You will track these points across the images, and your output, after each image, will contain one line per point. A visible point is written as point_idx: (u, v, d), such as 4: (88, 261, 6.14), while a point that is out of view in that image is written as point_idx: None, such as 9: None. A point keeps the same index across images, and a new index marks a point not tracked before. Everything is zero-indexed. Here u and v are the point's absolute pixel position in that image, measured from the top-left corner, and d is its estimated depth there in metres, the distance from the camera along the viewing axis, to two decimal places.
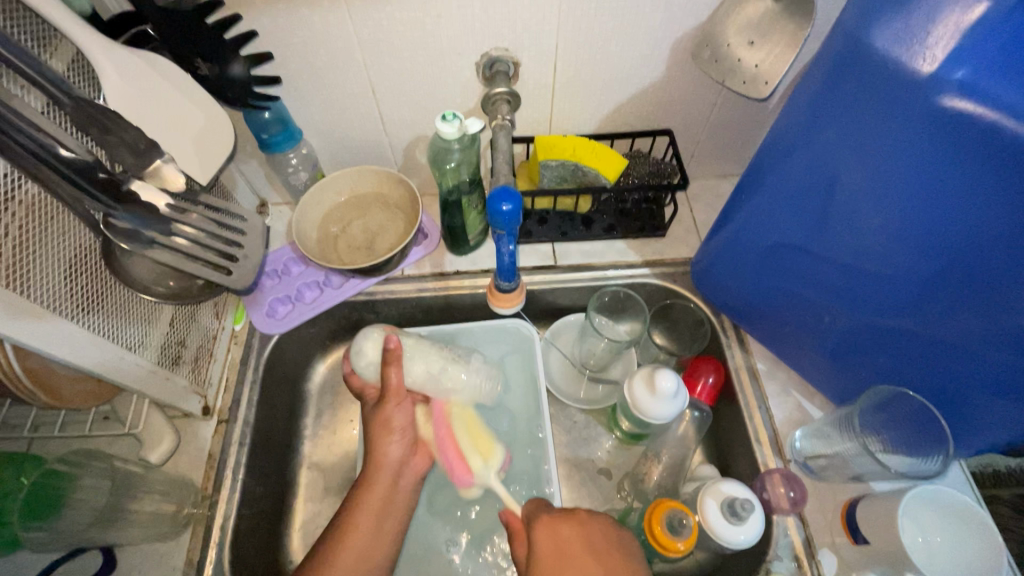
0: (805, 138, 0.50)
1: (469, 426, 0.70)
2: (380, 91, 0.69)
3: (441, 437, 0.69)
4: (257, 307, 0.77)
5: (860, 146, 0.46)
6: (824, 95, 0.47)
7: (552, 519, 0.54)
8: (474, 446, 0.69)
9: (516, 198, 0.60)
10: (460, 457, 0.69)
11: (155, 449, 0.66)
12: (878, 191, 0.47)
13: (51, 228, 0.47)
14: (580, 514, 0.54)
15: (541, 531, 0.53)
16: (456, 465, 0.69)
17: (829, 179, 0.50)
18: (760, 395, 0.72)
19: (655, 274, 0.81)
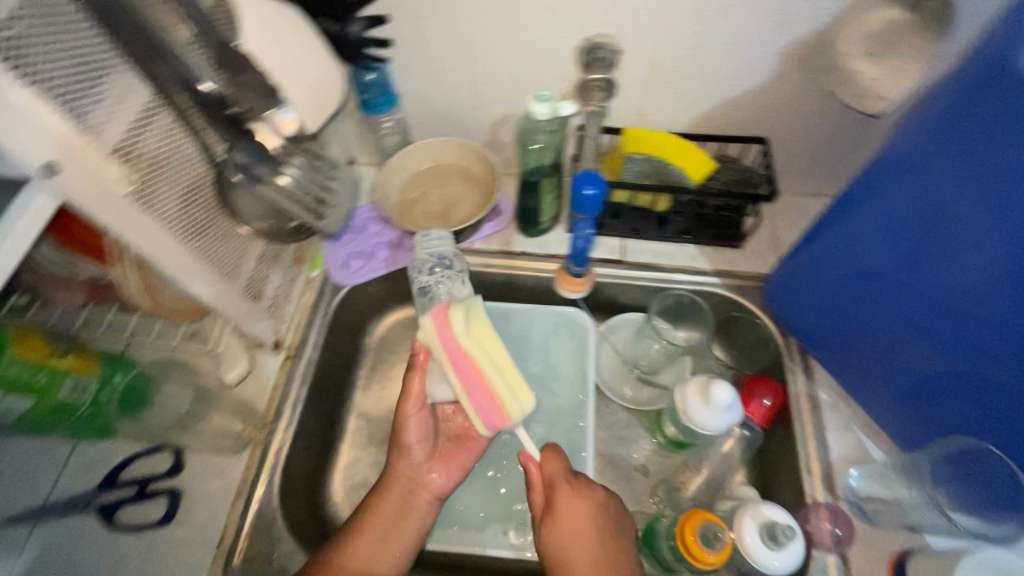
0: (915, 163, 0.48)
1: (495, 359, 0.60)
2: (479, 66, 0.70)
3: (470, 378, 0.59)
4: (334, 259, 0.81)
5: (977, 178, 0.43)
6: (949, 118, 0.44)
7: (574, 493, 0.61)
8: (512, 391, 0.59)
9: (600, 181, 0.60)
10: (496, 405, 0.59)
11: (230, 370, 0.71)
12: (991, 229, 0.44)
13: (177, 156, 0.52)
14: (589, 491, 0.61)
15: (560, 497, 0.60)
16: (491, 411, 0.59)
17: (939, 212, 0.47)
18: (817, 426, 0.69)
19: (724, 284, 0.79)
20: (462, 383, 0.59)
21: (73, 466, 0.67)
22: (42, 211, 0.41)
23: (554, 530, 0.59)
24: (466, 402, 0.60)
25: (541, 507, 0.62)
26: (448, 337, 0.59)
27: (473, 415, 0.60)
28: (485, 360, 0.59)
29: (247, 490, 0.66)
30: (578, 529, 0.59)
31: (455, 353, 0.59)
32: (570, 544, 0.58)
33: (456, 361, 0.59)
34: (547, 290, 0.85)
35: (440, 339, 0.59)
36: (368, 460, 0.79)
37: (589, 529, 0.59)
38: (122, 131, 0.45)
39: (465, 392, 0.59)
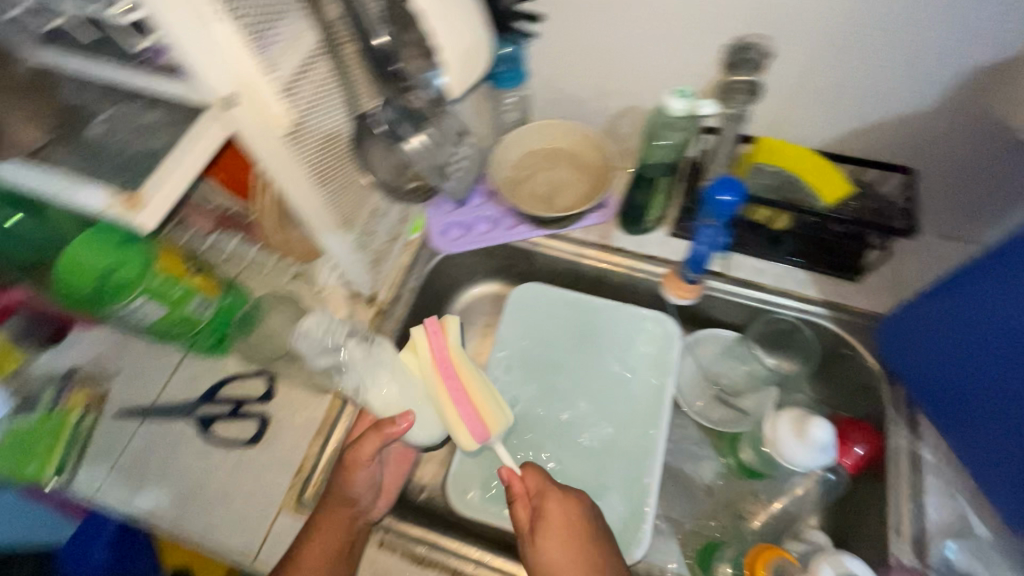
0: None
1: (477, 377, 0.72)
2: (615, 54, 0.69)
3: (457, 388, 0.70)
4: (435, 225, 0.83)
5: None
6: None
7: (563, 501, 0.60)
8: (494, 403, 0.70)
9: (738, 189, 0.59)
10: (482, 413, 0.69)
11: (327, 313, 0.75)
12: None
13: (327, 104, 0.54)
14: (578, 499, 0.61)
15: (550, 506, 0.59)
16: (477, 420, 0.68)
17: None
18: (915, 486, 0.64)
19: (832, 317, 0.74)
20: (449, 392, 0.69)
21: (181, 376, 0.73)
22: (215, 142, 0.44)
23: (545, 542, 0.57)
24: (452, 412, 0.69)
25: (526, 521, 0.59)
26: (441, 345, 0.72)
27: (458, 426, 0.68)
28: (472, 373, 0.72)
29: (327, 430, 0.70)
30: (569, 537, 0.57)
31: (444, 364, 0.71)
32: (562, 554, 0.56)
33: (446, 372, 0.70)
34: (638, 291, 0.83)
35: (433, 351, 0.71)
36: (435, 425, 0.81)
37: (578, 538, 0.58)
38: (290, 72, 0.47)
39: (451, 403, 0.69)
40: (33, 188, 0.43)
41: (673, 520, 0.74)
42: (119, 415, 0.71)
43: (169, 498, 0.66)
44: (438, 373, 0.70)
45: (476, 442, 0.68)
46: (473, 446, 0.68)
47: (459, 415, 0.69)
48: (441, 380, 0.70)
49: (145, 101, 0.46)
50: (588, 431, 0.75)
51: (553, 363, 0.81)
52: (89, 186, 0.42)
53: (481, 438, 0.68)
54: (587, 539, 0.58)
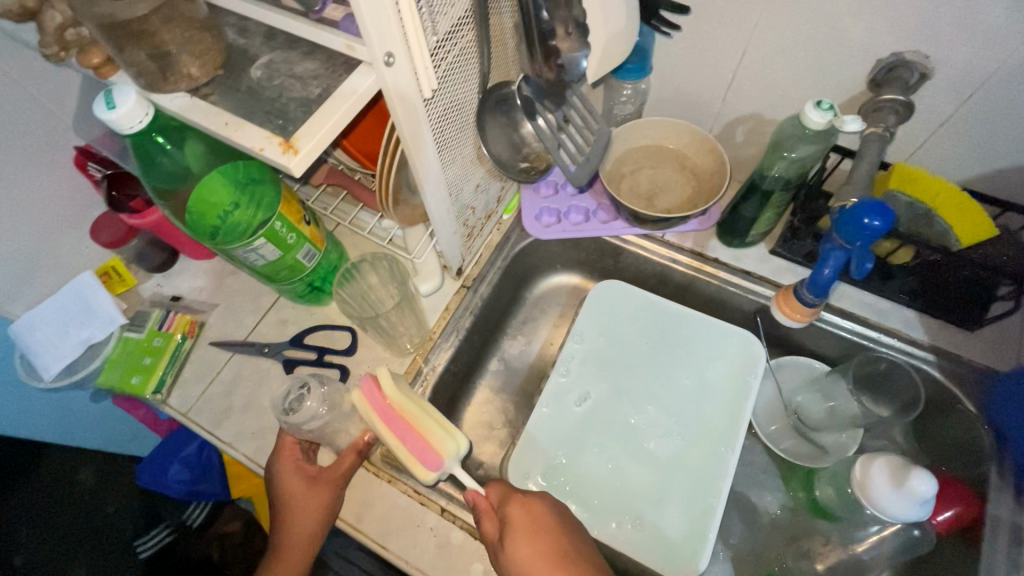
0: None
1: (423, 409, 0.62)
2: (750, 56, 0.66)
3: (403, 428, 0.60)
4: (529, 208, 0.82)
5: None
6: None
7: (525, 502, 0.57)
8: (444, 428, 0.62)
9: (887, 216, 0.55)
10: (431, 441, 0.60)
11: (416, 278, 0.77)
12: None
13: (463, 72, 0.55)
14: (540, 497, 0.58)
15: (512, 510, 0.57)
16: (428, 448, 0.60)
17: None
18: (1011, 560, 0.59)
19: (940, 366, 0.69)
20: (396, 435, 0.60)
21: (272, 318, 0.77)
22: (365, 96, 0.45)
23: (511, 544, 0.54)
24: (401, 449, 0.60)
25: (496, 533, 0.57)
26: (378, 398, 0.61)
27: (409, 461, 0.60)
28: (416, 409, 0.62)
29: None
30: (533, 535, 0.54)
31: (383, 405, 0.61)
32: (532, 553, 0.53)
33: (389, 417, 0.60)
34: (724, 305, 0.80)
35: (370, 400, 0.61)
36: (500, 404, 0.82)
37: (542, 536, 0.55)
38: (442, 35, 0.47)
39: (399, 440, 0.60)
40: (195, 123, 0.45)
41: (730, 545, 0.71)
42: (211, 345, 0.75)
43: (247, 432, 0.69)
44: (379, 421, 0.60)
45: (433, 473, 0.60)
46: (431, 479, 0.59)
47: (410, 452, 0.60)
48: (384, 426, 0.60)
49: (302, 51, 0.48)
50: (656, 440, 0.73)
51: (627, 364, 0.79)
52: (248, 126, 0.43)
53: (437, 467, 0.60)
54: (552, 533, 0.55)
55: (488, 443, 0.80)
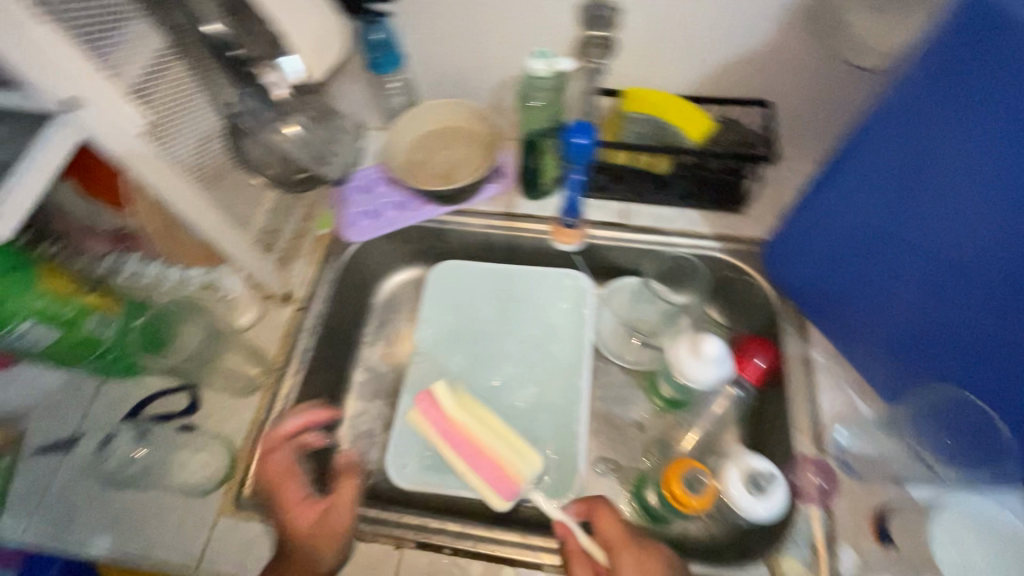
0: (896, 117, 0.49)
1: (488, 422, 0.71)
2: (480, 26, 0.72)
3: (467, 451, 0.69)
4: (343, 217, 0.84)
5: (960, 121, 0.44)
6: (925, 81, 0.45)
7: (642, 559, 0.56)
8: (518, 453, 0.69)
9: (589, 132, 0.65)
10: (507, 470, 0.68)
11: (243, 314, 0.76)
12: (976, 166, 0.44)
13: (191, 105, 0.56)
14: (657, 550, 0.57)
15: (626, 566, 0.56)
16: (500, 476, 0.67)
17: (935, 149, 0.47)
18: (810, 385, 0.68)
19: (725, 249, 0.79)
20: (466, 459, 0.69)
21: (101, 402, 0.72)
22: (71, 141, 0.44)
23: None
24: (475, 476, 0.68)
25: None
26: (439, 417, 0.71)
27: (484, 487, 0.67)
28: (483, 431, 0.70)
29: (256, 431, 0.70)
30: None
31: (454, 431, 0.70)
32: None
33: (452, 440, 0.70)
34: (547, 253, 0.86)
35: (436, 430, 0.70)
36: (374, 412, 0.83)
37: None
38: (139, 72, 0.48)
39: (473, 470, 0.68)
40: None
41: None
42: (38, 452, 0.69)
43: (100, 525, 0.64)
44: (445, 443, 0.70)
45: (509, 499, 0.66)
46: (506, 505, 0.66)
47: (485, 482, 0.67)
48: (451, 449, 0.70)
49: None
50: (516, 392, 0.78)
51: (478, 333, 0.83)
52: None
53: (512, 494, 0.67)
54: None
55: (370, 452, 0.80)
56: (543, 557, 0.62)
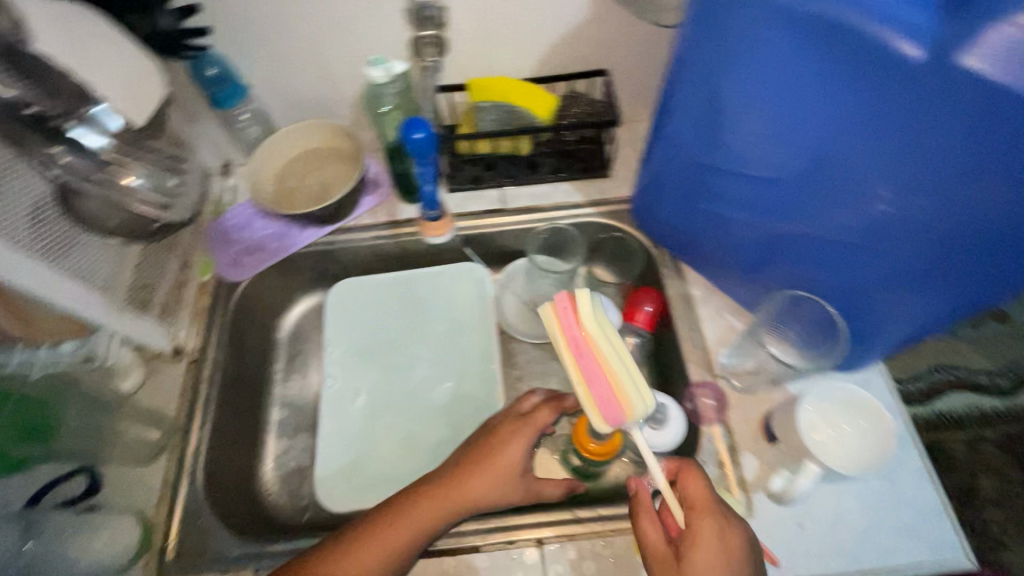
0: (684, 60, 0.52)
1: (619, 350, 0.58)
2: (315, 43, 0.74)
3: (591, 365, 0.57)
4: (222, 259, 0.82)
5: (729, 54, 0.47)
6: (693, 20, 0.48)
7: (723, 529, 0.52)
8: (633, 380, 0.57)
9: (426, 126, 0.67)
10: (616, 391, 0.56)
11: (126, 379, 0.72)
12: (753, 92, 0.47)
13: (11, 175, 0.55)
14: (738, 527, 0.53)
15: (704, 529, 0.52)
16: (613, 400, 0.56)
17: (710, 86, 0.51)
18: (693, 318, 0.74)
19: (600, 213, 0.83)
20: (582, 369, 0.57)
21: None
22: None
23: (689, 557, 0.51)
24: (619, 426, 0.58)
25: (661, 539, 0.53)
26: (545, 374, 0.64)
27: (589, 404, 0.57)
28: (612, 350, 0.58)
29: (170, 494, 0.67)
30: (720, 561, 0.50)
31: None
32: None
33: (579, 349, 0.58)
34: (440, 252, 0.88)
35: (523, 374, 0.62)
36: (299, 446, 0.82)
37: (720, 561, 0.50)
38: None
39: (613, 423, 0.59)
40: None
41: None
42: None
43: None
44: (570, 353, 0.58)
45: (612, 424, 0.56)
46: (609, 432, 0.56)
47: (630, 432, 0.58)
48: (574, 360, 0.58)
49: None
50: (433, 390, 0.79)
51: (389, 342, 0.84)
52: None
53: (619, 421, 0.56)
54: (739, 563, 0.50)
55: (301, 485, 0.79)
56: (477, 539, 0.63)
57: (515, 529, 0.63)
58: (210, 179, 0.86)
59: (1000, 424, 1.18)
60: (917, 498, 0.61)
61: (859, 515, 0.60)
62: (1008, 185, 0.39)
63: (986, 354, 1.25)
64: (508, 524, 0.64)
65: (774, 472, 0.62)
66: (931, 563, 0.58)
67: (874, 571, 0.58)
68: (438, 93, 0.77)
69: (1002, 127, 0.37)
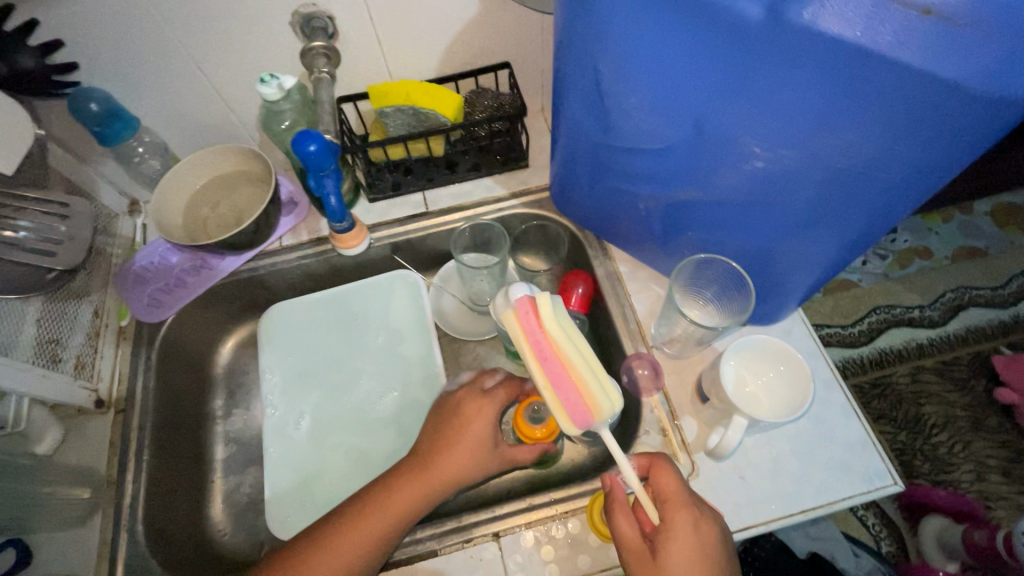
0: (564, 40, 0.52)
1: (583, 352, 0.57)
2: (203, 66, 0.71)
3: (557, 371, 0.56)
4: (140, 299, 0.79)
5: (597, 32, 0.47)
6: None
7: (696, 521, 0.52)
8: (600, 382, 0.56)
9: (320, 137, 0.63)
10: (584, 394, 0.55)
11: (43, 441, 0.65)
12: (626, 66, 0.48)
13: None
14: (710, 517, 0.53)
15: (677, 524, 0.52)
16: (580, 403, 0.55)
17: (590, 64, 0.51)
18: (623, 294, 0.76)
19: (523, 204, 0.84)
20: (548, 375, 0.56)
21: None
22: None
23: (664, 553, 0.51)
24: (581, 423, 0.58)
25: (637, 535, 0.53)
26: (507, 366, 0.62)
27: (557, 409, 0.56)
28: (576, 353, 0.57)
29: (110, 551, 0.64)
30: (694, 554, 0.51)
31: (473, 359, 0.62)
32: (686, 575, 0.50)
33: (544, 355, 0.57)
34: (370, 263, 0.87)
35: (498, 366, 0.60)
36: (249, 480, 0.80)
37: (694, 554, 0.51)
38: None
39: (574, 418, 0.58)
40: None
41: None
42: None
43: None
44: (535, 358, 0.57)
45: (581, 428, 0.55)
46: (578, 435, 0.55)
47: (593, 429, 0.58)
48: (539, 366, 0.57)
49: None
50: (379, 402, 0.79)
51: (329, 361, 0.82)
52: None
53: (587, 423, 0.56)
54: (713, 554, 0.51)
55: (255, 519, 0.77)
56: (434, 543, 0.63)
57: (470, 527, 0.64)
58: (116, 219, 0.82)
59: (938, 355, 1.25)
60: (845, 434, 0.64)
61: (793, 458, 0.63)
62: (855, 132, 0.42)
63: (918, 290, 1.33)
64: (463, 523, 0.64)
65: (711, 430, 0.65)
66: (863, 493, 0.61)
67: (812, 509, 0.61)
68: (340, 104, 0.79)
69: (841, 77, 0.39)
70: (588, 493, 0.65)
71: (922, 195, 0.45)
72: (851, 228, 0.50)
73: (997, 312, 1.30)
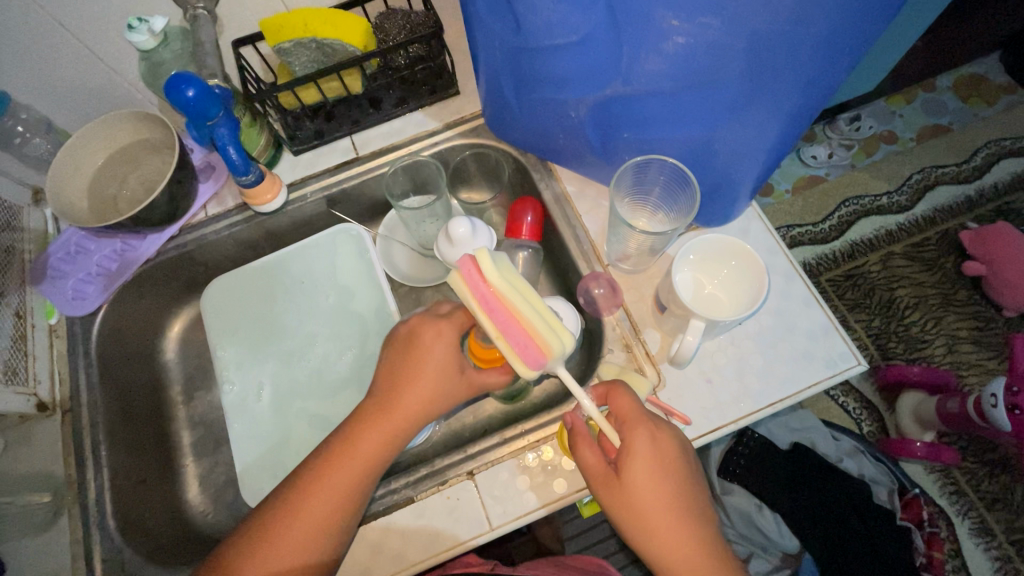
0: None
1: (529, 295, 0.52)
2: (68, 21, 0.63)
3: (504, 318, 0.51)
4: (61, 293, 0.74)
5: None
6: None
7: (655, 437, 0.51)
8: (549, 322, 0.52)
9: (197, 80, 0.61)
10: (534, 336, 0.51)
11: None
12: None
13: None
14: (669, 430, 0.52)
15: (639, 445, 0.51)
16: (532, 346, 0.51)
17: None
18: (573, 215, 0.72)
19: (458, 134, 0.78)
20: (495, 323, 0.51)
21: None
22: None
23: (628, 476, 0.50)
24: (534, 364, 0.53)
25: (601, 462, 0.52)
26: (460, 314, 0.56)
27: (510, 355, 0.52)
28: (522, 298, 0.52)
29: (83, 549, 0.62)
30: (656, 470, 0.50)
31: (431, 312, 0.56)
32: (651, 493, 0.50)
33: (489, 305, 0.51)
34: (307, 222, 0.82)
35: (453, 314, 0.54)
36: (222, 459, 0.78)
37: (656, 471, 0.50)
38: None
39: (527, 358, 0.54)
40: None
41: None
42: None
43: None
44: (481, 309, 0.52)
45: (536, 369, 0.51)
46: (534, 377, 0.51)
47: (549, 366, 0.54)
48: (485, 316, 0.52)
49: None
50: (340, 362, 0.76)
51: (280, 330, 0.79)
52: None
53: (542, 365, 0.52)
54: (675, 467, 0.51)
55: (235, 496, 0.75)
56: (410, 490, 0.63)
57: (445, 469, 0.63)
58: (19, 211, 0.75)
59: (906, 239, 1.25)
60: (807, 324, 0.63)
61: (757, 356, 0.62)
62: None
63: (884, 176, 1.31)
64: (437, 468, 0.63)
65: (673, 339, 0.63)
66: (829, 377, 0.61)
67: (779, 401, 0.60)
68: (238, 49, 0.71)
69: None
70: (557, 419, 0.64)
71: (849, 52, 0.44)
72: (783, 99, 0.48)
73: (964, 188, 1.28)
